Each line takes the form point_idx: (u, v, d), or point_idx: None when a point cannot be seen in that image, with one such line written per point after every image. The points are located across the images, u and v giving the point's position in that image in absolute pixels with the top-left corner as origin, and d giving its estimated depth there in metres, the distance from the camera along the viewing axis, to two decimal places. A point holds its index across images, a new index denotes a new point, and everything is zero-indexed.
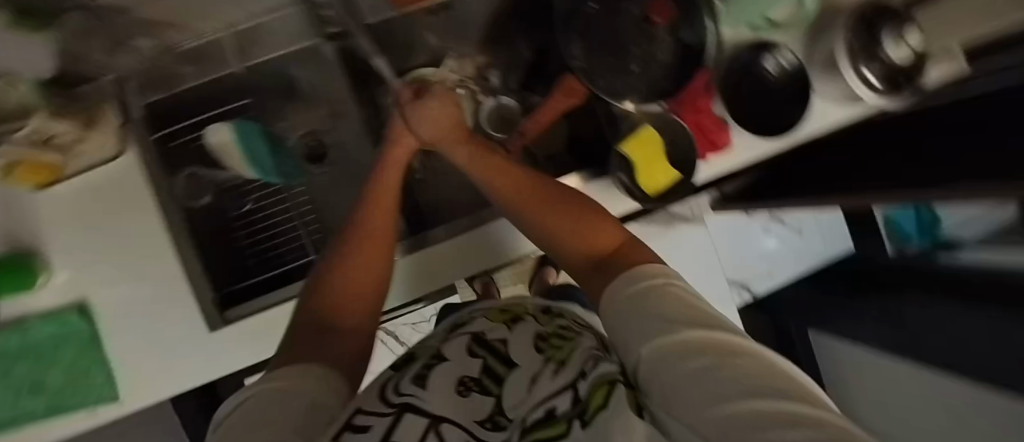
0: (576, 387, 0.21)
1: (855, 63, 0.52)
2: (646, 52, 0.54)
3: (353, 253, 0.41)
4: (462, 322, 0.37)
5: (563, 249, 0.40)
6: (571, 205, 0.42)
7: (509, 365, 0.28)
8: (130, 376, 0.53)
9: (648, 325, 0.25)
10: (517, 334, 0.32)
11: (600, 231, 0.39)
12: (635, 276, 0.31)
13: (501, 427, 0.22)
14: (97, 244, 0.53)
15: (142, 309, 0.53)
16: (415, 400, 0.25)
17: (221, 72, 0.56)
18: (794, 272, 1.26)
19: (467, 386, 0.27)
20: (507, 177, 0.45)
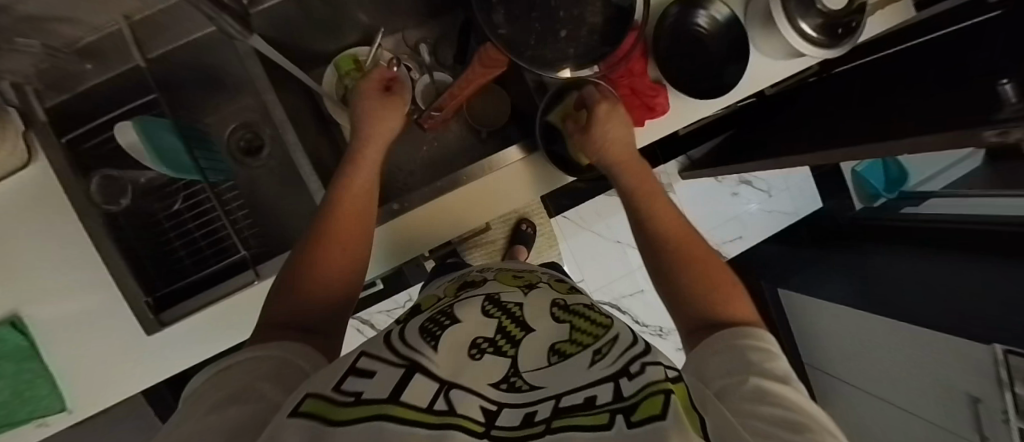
0: (618, 381, 0.20)
1: (792, 17, 0.50)
2: (576, 16, 0.51)
3: (328, 227, 0.40)
4: (472, 279, 0.36)
5: (675, 286, 0.41)
6: (705, 255, 0.43)
7: (525, 329, 0.27)
8: (78, 384, 0.54)
9: (740, 368, 0.27)
10: (539, 304, 0.30)
11: (723, 294, 0.38)
12: (741, 331, 0.32)
13: (519, 389, 0.21)
14: (19, 257, 0.51)
15: (76, 319, 0.53)
16: (424, 359, 0.22)
17: (126, 67, 0.51)
18: (769, 232, 1.26)
19: (480, 348, 0.25)
20: (662, 209, 0.48)
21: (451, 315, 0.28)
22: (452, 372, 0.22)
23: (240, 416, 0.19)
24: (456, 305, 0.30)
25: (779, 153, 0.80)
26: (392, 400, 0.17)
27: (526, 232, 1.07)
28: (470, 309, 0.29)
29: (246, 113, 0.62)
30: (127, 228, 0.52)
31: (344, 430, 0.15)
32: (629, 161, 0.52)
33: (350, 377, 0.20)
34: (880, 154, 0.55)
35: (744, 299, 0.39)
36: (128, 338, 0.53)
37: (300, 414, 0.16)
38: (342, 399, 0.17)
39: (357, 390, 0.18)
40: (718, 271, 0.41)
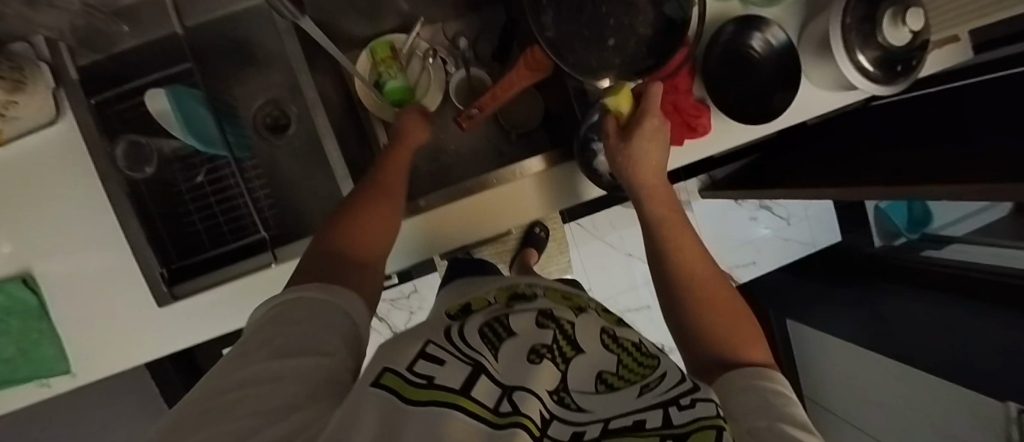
0: (667, 409, 0.20)
1: (850, 48, 0.48)
2: (625, 25, 0.49)
3: (359, 197, 0.43)
4: (522, 293, 0.37)
5: (691, 320, 0.40)
6: (725, 296, 0.41)
7: (576, 350, 0.28)
8: (82, 349, 0.54)
9: (763, 410, 0.25)
10: (589, 328, 0.31)
11: (735, 333, 0.38)
12: (753, 373, 0.32)
13: (569, 405, 0.22)
14: (39, 215, 0.51)
15: (88, 283, 0.52)
16: (485, 362, 0.24)
17: (160, 33, 0.49)
18: (781, 260, 1.25)
19: (540, 354, 0.26)
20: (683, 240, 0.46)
21: (508, 327, 0.29)
22: (510, 376, 0.23)
23: (287, 363, 0.23)
24: (512, 316, 0.31)
25: (804, 182, 0.78)
26: (461, 392, 0.19)
27: (539, 236, 1.06)
28: (524, 322, 0.30)
29: (276, 89, 0.59)
30: (151, 199, 0.51)
31: (416, 410, 0.17)
32: (655, 189, 0.50)
33: (421, 363, 0.23)
34: (912, 196, 0.53)
35: (763, 348, 0.38)
36: (141, 307, 0.53)
37: (380, 383, 0.20)
38: (415, 381, 0.20)
39: (428, 375, 0.21)
40: (731, 310, 0.40)
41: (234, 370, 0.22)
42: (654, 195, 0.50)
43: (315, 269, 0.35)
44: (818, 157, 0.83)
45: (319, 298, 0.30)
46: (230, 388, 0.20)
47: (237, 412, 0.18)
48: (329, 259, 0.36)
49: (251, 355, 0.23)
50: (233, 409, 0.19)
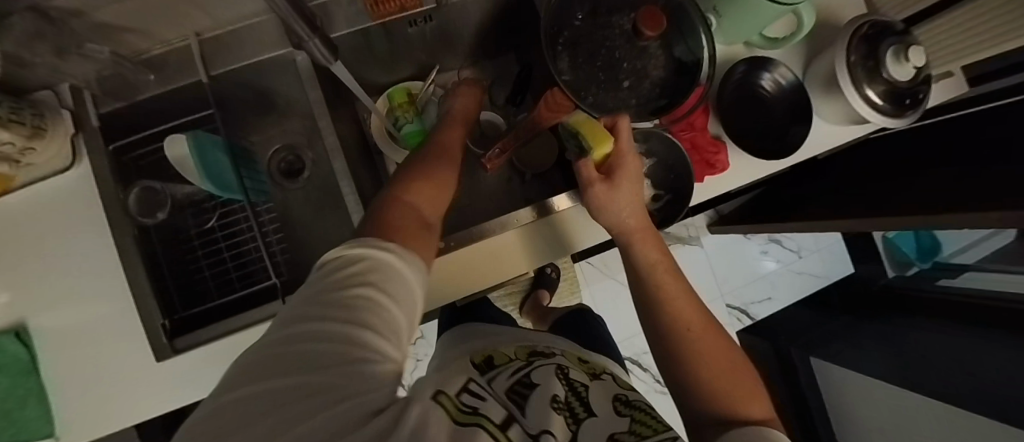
0: None
1: (858, 84, 0.49)
2: (639, 68, 0.49)
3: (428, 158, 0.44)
4: (540, 349, 0.36)
5: (686, 371, 0.38)
6: (721, 346, 0.39)
7: (589, 412, 0.26)
8: (66, 409, 0.50)
9: None
10: (602, 393, 0.30)
11: (736, 391, 0.36)
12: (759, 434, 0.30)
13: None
14: (44, 263, 0.50)
15: (81, 336, 0.50)
16: (515, 412, 0.23)
17: (181, 82, 0.50)
18: (796, 295, 1.23)
19: (564, 409, 0.25)
20: (675, 291, 0.44)
21: (533, 380, 0.27)
22: (531, 418, 0.23)
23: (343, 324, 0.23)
24: (531, 369, 0.30)
25: (814, 215, 0.78)
26: (501, 428, 0.20)
27: (550, 277, 1.03)
28: (546, 375, 0.29)
29: (292, 134, 0.61)
30: (156, 243, 0.49)
31: (463, 430, 0.19)
32: (646, 233, 0.48)
33: (466, 395, 0.24)
34: (928, 226, 0.52)
35: (760, 397, 0.37)
36: (134, 362, 0.50)
37: (434, 401, 0.21)
38: (463, 407, 0.22)
39: (473, 407, 0.22)
40: (730, 362, 0.39)
41: (300, 323, 0.23)
42: (644, 240, 0.48)
43: (393, 222, 0.35)
44: (826, 191, 0.83)
45: (383, 257, 0.29)
46: (294, 341, 0.21)
47: (275, 379, 0.19)
48: (405, 218, 0.36)
49: (283, 336, 0.22)
50: (291, 373, 0.19)
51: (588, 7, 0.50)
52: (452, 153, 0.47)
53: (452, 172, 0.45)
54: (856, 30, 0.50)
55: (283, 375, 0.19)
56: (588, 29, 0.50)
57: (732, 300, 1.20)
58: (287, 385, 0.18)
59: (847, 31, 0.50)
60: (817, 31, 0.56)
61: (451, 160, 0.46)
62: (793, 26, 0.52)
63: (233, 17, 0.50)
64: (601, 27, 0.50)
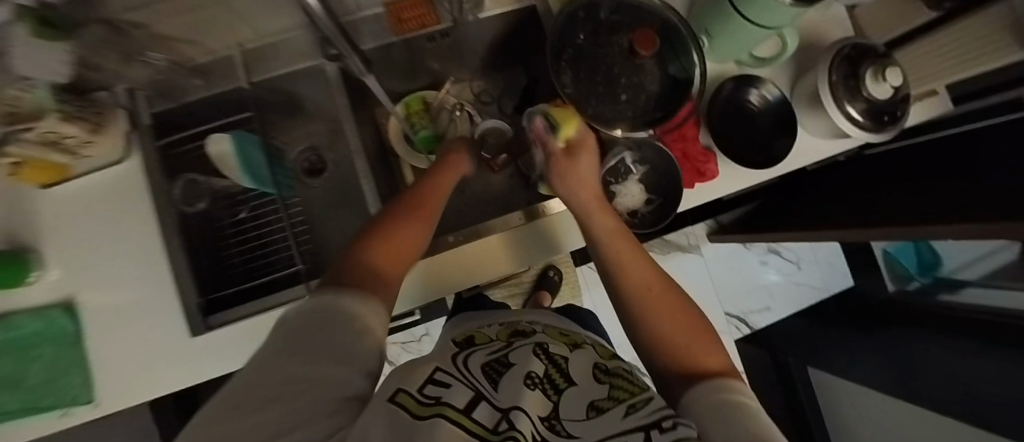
0: (649, 433, 0.21)
1: (839, 101, 0.53)
2: (635, 83, 0.55)
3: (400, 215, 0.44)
4: (521, 330, 0.38)
5: (650, 330, 0.40)
6: (678, 310, 0.41)
7: (569, 381, 0.28)
8: (104, 379, 0.55)
9: (733, 431, 0.23)
10: (582, 362, 0.32)
11: (700, 348, 0.37)
12: (720, 385, 0.31)
13: (558, 433, 0.22)
14: (92, 245, 0.55)
15: (122, 312, 0.55)
16: (485, 391, 0.25)
17: (227, 86, 0.57)
18: (794, 305, 1.25)
19: (536, 382, 0.26)
20: (636, 261, 0.46)
21: (508, 360, 0.30)
22: (503, 395, 0.24)
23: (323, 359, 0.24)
24: (510, 352, 0.32)
25: (807, 227, 0.81)
26: (463, 411, 0.21)
27: (553, 279, 1.07)
28: (523, 356, 0.31)
29: (316, 136, 0.65)
30: (193, 230, 0.55)
31: (422, 422, 0.19)
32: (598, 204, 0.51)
33: (429, 385, 0.24)
34: (908, 235, 0.55)
35: (719, 354, 0.37)
36: (166, 338, 0.54)
37: (394, 400, 0.21)
38: (424, 400, 0.22)
39: (437, 396, 0.23)
40: (688, 315, 0.41)
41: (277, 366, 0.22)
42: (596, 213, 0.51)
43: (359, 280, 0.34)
44: (819, 202, 0.87)
45: (350, 309, 0.29)
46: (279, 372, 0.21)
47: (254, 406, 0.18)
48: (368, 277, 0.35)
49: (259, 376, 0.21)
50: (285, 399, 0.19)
51: (589, 27, 0.55)
52: (432, 206, 0.47)
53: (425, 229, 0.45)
54: (838, 51, 0.54)
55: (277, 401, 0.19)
56: (589, 47, 0.55)
57: (731, 308, 1.23)
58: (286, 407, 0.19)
59: (829, 51, 0.55)
60: (803, 51, 0.61)
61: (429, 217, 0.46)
62: (779, 47, 0.56)
63: (271, 29, 0.56)
64: (601, 45, 0.55)
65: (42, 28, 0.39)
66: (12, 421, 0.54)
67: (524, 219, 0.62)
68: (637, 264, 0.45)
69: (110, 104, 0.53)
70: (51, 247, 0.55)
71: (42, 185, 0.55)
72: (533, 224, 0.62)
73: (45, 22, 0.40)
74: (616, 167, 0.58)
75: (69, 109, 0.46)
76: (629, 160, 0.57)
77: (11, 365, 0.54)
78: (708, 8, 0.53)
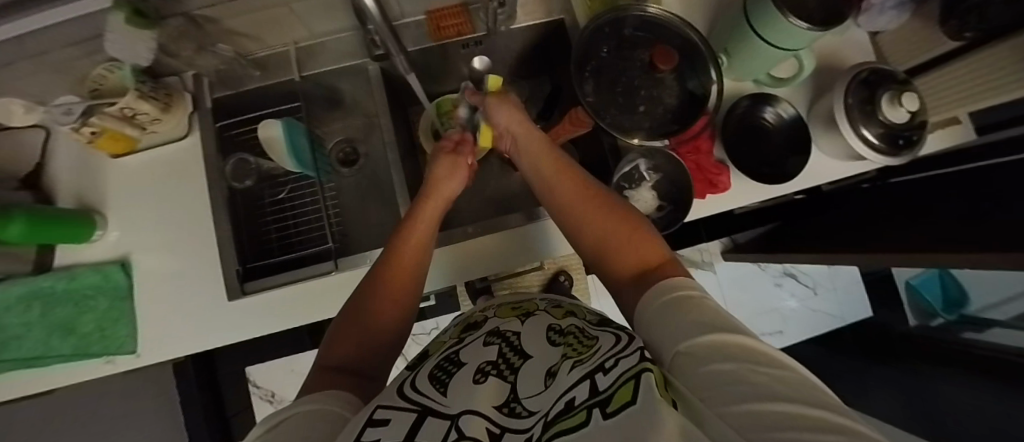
0: (594, 377, 0.23)
1: (854, 123, 0.55)
2: (654, 96, 0.58)
3: (370, 284, 0.42)
4: (475, 322, 0.41)
5: (595, 246, 0.42)
6: (621, 218, 0.42)
7: (524, 357, 0.32)
8: (147, 332, 0.60)
9: (680, 331, 0.26)
10: (535, 333, 0.36)
11: (641, 246, 0.39)
12: (664, 287, 0.32)
13: (519, 414, 0.26)
14: (147, 212, 0.62)
15: (168, 274, 0.61)
16: (433, 403, 0.27)
17: (281, 79, 0.63)
18: (809, 333, 1.22)
19: (484, 373, 0.30)
20: (566, 179, 0.47)
21: (457, 361, 0.32)
22: (455, 402, 0.26)
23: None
24: (460, 351, 0.34)
25: (822, 250, 0.81)
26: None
27: (563, 284, 1.09)
28: (472, 353, 0.33)
29: (353, 130, 0.71)
30: (239, 204, 0.61)
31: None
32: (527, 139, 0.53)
33: (368, 429, 0.23)
34: (924, 260, 0.55)
35: (655, 240, 0.39)
36: (204, 300, 0.60)
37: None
38: None
39: (375, 437, 0.22)
40: (620, 212, 0.42)
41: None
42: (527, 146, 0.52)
43: (324, 379, 0.33)
44: (837, 226, 0.86)
45: (309, 408, 0.28)
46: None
47: None
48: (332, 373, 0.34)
49: None
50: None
51: (613, 42, 0.59)
52: (408, 268, 0.44)
53: (406, 298, 0.43)
54: (854, 75, 0.56)
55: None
56: (611, 60, 0.59)
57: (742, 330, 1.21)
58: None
59: (846, 75, 0.56)
60: (821, 74, 0.63)
61: (408, 283, 0.44)
62: (796, 69, 0.59)
63: (324, 30, 0.62)
64: (623, 59, 0.59)
65: (134, 16, 0.46)
66: (62, 363, 0.59)
67: (535, 218, 0.65)
68: (566, 184, 0.46)
69: (178, 88, 0.60)
70: (115, 211, 0.62)
71: (112, 155, 0.62)
72: (544, 222, 0.66)
73: (139, 13, 0.46)
74: (630, 173, 0.59)
75: (141, 88, 0.53)
76: (643, 168, 0.59)
77: (68, 312, 0.60)
78: (728, 29, 0.57)
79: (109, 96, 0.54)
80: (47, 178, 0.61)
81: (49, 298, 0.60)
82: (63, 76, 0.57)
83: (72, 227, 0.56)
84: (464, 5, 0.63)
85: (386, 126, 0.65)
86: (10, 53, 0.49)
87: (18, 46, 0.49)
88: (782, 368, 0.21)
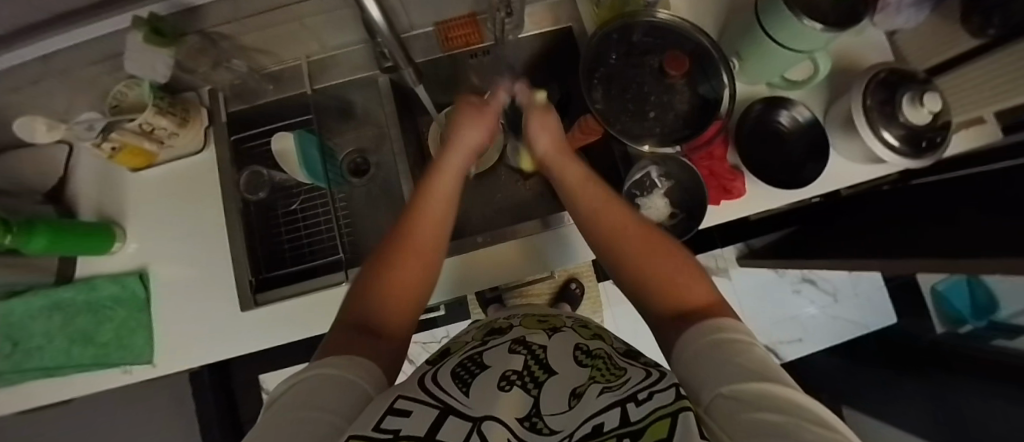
0: (625, 406, 0.23)
1: (874, 126, 0.53)
2: (665, 102, 0.58)
3: (390, 250, 0.41)
4: (499, 327, 0.41)
5: (635, 278, 0.41)
6: (660, 251, 0.41)
7: (549, 372, 0.31)
8: (164, 342, 0.61)
9: (728, 371, 0.25)
10: (561, 348, 0.35)
11: (686, 284, 0.38)
12: (713, 327, 0.31)
13: (540, 430, 0.25)
14: (165, 223, 0.63)
15: (185, 285, 0.62)
16: (457, 405, 0.26)
17: (294, 92, 0.65)
18: (830, 340, 1.18)
19: (509, 381, 0.29)
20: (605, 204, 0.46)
21: (481, 364, 0.32)
22: (477, 407, 0.26)
23: (317, 421, 0.23)
24: (482, 356, 0.34)
25: (843, 256, 0.78)
26: (427, 437, 0.21)
27: (574, 292, 1.08)
28: (496, 358, 0.33)
29: (365, 140, 0.72)
30: (254, 216, 0.62)
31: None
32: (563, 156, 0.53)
33: (388, 417, 0.23)
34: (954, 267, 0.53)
35: (702, 282, 0.38)
36: (220, 310, 0.61)
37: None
38: (380, 435, 0.21)
39: (394, 428, 0.21)
40: (664, 248, 0.42)
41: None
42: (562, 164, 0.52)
43: (346, 338, 0.33)
44: (857, 231, 0.84)
45: (335, 373, 0.28)
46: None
47: None
48: (352, 333, 0.34)
49: None
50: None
51: (623, 49, 0.59)
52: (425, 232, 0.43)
53: (426, 264, 0.41)
54: (873, 76, 0.54)
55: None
56: (621, 67, 0.58)
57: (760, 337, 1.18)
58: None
59: (864, 76, 0.55)
60: (838, 76, 0.61)
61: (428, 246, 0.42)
62: (812, 72, 0.57)
63: (336, 44, 0.63)
64: (632, 66, 0.58)
65: (152, 35, 0.48)
66: (82, 373, 0.61)
67: (548, 226, 0.64)
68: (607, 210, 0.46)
69: (195, 103, 0.62)
70: (134, 223, 0.63)
71: (132, 169, 0.63)
72: (557, 229, 0.64)
73: (156, 31, 0.48)
74: (642, 180, 0.59)
75: (158, 104, 0.54)
76: (655, 174, 0.58)
77: (88, 322, 0.61)
78: (740, 33, 0.56)
79: (129, 112, 0.56)
80: (70, 191, 0.63)
81: (70, 309, 0.61)
82: (86, 94, 0.59)
83: (94, 238, 0.58)
84: (474, 15, 0.63)
85: (395, 135, 0.65)
86: (36, 72, 0.51)
87: (44, 64, 0.51)
88: (829, 427, 0.19)
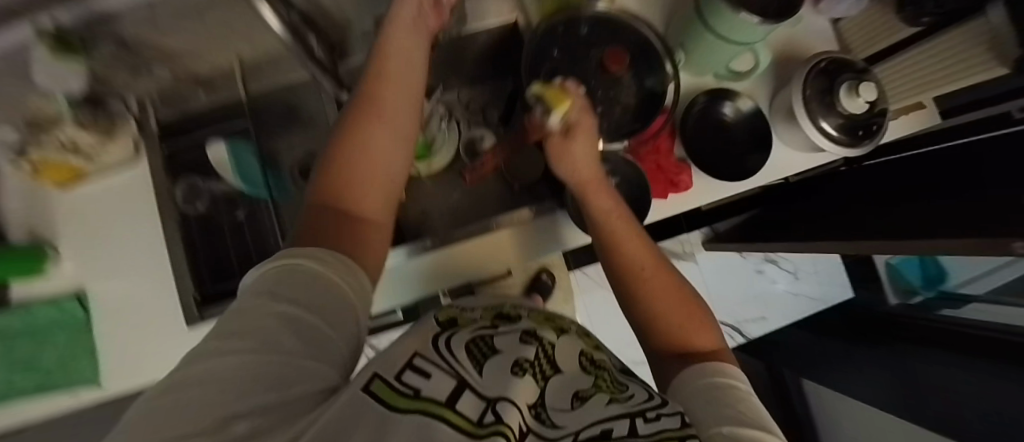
0: (633, 420, 0.21)
1: (814, 118, 0.53)
2: (611, 96, 0.56)
3: (357, 131, 0.34)
4: (506, 312, 0.34)
5: (642, 312, 0.37)
6: (672, 291, 0.38)
7: (556, 370, 0.27)
8: (110, 363, 0.59)
9: (726, 413, 0.23)
10: (570, 355, 0.30)
11: (693, 328, 0.35)
12: (707, 370, 0.29)
13: (544, 421, 0.22)
14: (98, 240, 0.60)
15: (126, 303, 0.59)
16: (468, 376, 0.23)
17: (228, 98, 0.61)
18: (790, 316, 1.26)
19: (523, 368, 0.25)
20: (630, 235, 0.41)
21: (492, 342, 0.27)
22: (488, 380, 0.23)
23: (286, 323, 0.21)
24: (494, 334, 0.29)
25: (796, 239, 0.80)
26: (447, 404, 0.19)
27: (545, 283, 1.08)
28: (507, 340, 0.28)
29: None
30: (195, 231, 0.60)
31: (403, 418, 0.18)
32: (596, 185, 0.43)
33: (408, 371, 0.22)
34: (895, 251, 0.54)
35: (708, 325, 0.35)
36: (167, 327, 0.59)
37: (375, 384, 0.20)
38: (404, 390, 0.20)
39: (415, 386, 0.21)
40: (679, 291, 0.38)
41: (222, 355, 0.18)
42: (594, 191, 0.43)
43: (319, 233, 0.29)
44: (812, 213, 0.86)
45: (315, 270, 0.24)
46: (229, 354, 0.18)
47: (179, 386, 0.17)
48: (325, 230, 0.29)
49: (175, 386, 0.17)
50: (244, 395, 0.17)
51: (567, 42, 0.57)
52: (390, 109, 0.36)
53: (402, 152, 0.37)
54: (813, 66, 0.54)
55: (244, 394, 0.17)
56: (566, 62, 0.56)
57: (725, 317, 1.23)
58: (244, 397, 0.17)
59: (805, 67, 0.55)
60: (782, 65, 0.61)
61: (398, 128, 0.36)
62: (754, 62, 0.57)
63: (268, 44, 0.60)
64: (576, 60, 0.56)
65: None
66: (28, 399, 0.58)
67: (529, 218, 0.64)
68: (631, 244, 0.41)
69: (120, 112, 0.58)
70: (66, 241, 0.60)
71: (60, 187, 0.59)
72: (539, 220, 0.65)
73: None
74: None
75: (80, 115, 0.52)
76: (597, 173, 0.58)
77: (29, 348, 0.59)
78: (683, 24, 0.55)
79: (49, 130, 0.53)
80: None
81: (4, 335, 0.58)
82: None
83: (26, 262, 0.55)
84: None
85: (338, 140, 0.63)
86: None
87: None
88: None
